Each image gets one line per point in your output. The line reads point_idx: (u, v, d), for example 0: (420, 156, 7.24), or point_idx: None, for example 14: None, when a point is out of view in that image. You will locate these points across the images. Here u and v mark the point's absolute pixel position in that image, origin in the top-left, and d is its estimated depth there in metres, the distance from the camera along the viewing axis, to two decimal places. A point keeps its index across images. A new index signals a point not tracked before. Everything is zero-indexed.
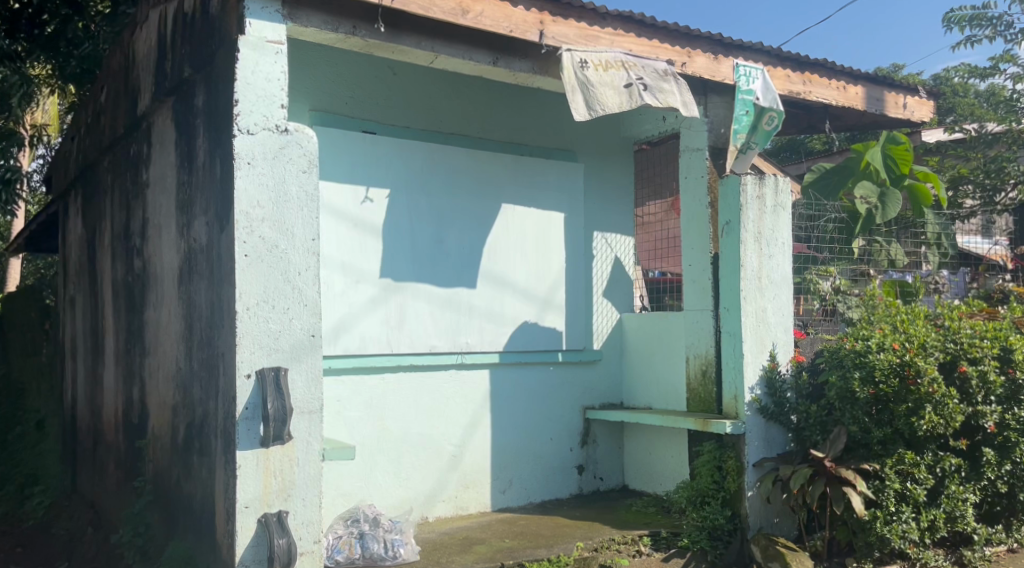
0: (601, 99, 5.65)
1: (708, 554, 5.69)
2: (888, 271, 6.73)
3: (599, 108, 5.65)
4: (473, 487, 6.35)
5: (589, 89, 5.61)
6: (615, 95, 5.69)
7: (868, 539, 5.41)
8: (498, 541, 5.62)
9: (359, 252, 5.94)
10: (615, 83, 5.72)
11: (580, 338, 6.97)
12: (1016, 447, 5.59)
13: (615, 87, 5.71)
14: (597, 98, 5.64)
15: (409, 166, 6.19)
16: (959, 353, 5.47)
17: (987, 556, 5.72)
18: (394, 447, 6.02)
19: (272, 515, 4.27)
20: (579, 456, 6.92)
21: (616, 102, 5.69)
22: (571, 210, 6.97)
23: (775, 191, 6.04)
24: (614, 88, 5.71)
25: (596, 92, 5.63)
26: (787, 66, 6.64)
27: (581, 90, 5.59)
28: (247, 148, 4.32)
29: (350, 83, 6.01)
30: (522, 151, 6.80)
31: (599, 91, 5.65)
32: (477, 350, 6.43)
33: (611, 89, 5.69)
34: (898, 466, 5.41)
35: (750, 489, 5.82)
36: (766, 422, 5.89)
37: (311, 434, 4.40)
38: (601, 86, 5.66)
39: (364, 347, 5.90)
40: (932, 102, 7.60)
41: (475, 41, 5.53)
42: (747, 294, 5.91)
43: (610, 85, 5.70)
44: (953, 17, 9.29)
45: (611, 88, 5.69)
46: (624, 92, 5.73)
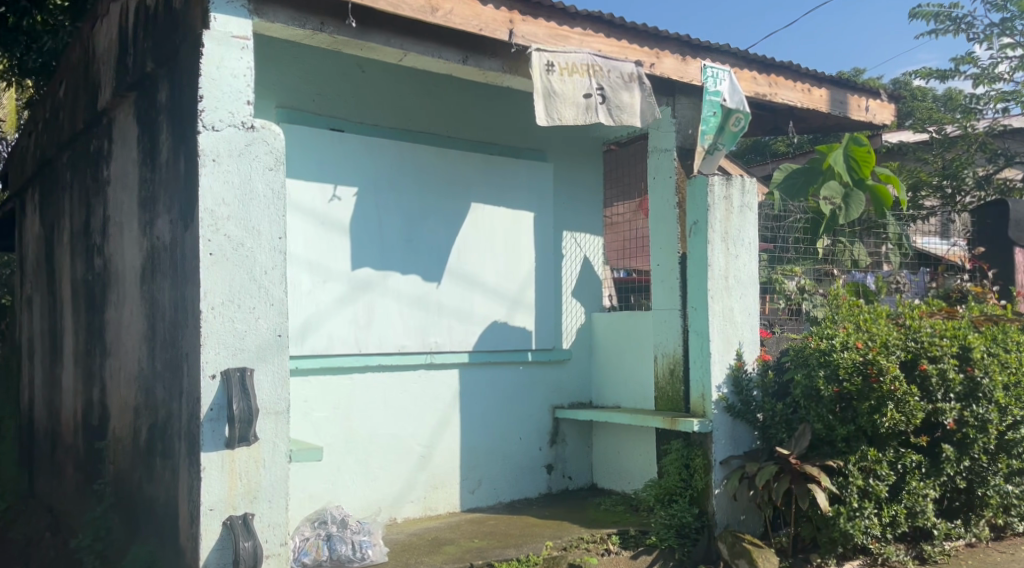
0: (560, 108, 5.71)
1: (676, 552, 5.74)
2: (852, 272, 6.82)
3: (557, 117, 5.70)
4: (443, 488, 6.33)
5: (551, 96, 5.66)
6: (572, 107, 5.75)
7: (831, 535, 5.47)
8: (468, 541, 5.61)
9: (326, 251, 5.90)
10: (576, 93, 5.76)
11: (550, 337, 6.98)
12: (975, 443, 5.67)
13: (575, 98, 5.76)
14: (557, 106, 5.70)
15: (377, 165, 6.16)
16: (920, 352, 5.54)
17: (947, 551, 5.78)
18: (362, 447, 5.98)
19: (238, 518, 4.23)
20: (548, 455, 6.93)
21: (573, 114, 5.77)
22: (540, 210, 6.98)
23: (741, 192, 6.08)
24: (575, 99, 5.76)
25: (556, 104, 5.69)
26: (753, 68, 6.71)
27: (543, 97, 5.63)
28: (212, 144, 4.28)
29: (317, 80, 5.96)
30: (491, 150, 6.79)
31: (560, 99, 5.70)
32: (446, 350, 6.42)
33: (571, 97, 5.74)
34: (860, 462, 5.48)
35: (717, 487, 5.86)
36: (733, 420, 5.93)
37: (278, 435, 4.36)
38: (562, 94, 5.71)
39: (331, 347, 5.87)
40: (893, 105, 7.70)
41: (444, 39, 5.52)
42: (714, 293, 5.95)
43: (571, 95, 5.74)
44: (918, 14, 9.45)
45: (571, 98, 5.74)
46: (583, 104, 5.79)
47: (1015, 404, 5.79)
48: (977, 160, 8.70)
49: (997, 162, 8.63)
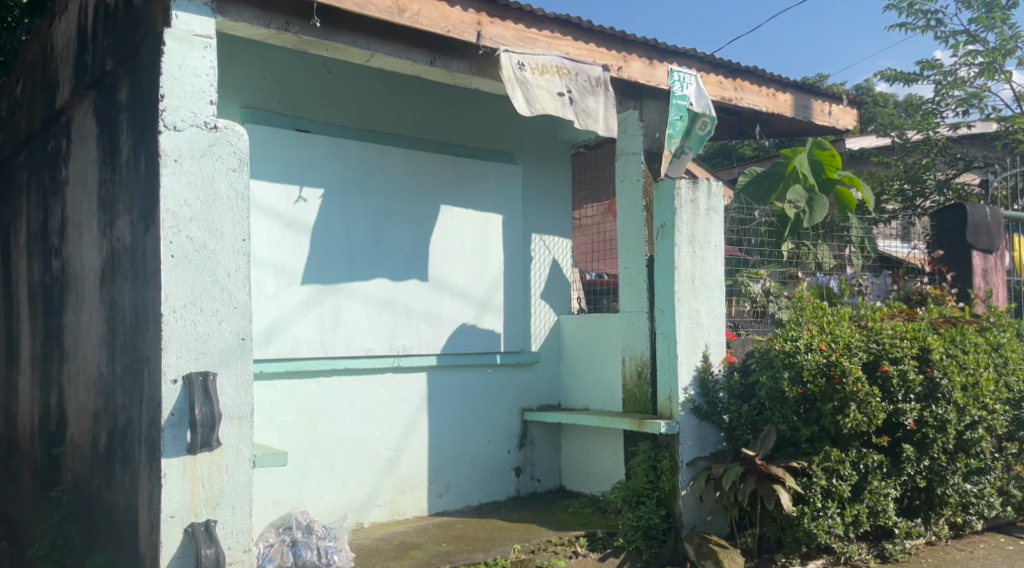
0: (540, 98, 5.73)
1: (643, 553, 5.76)
2: (816, 274, 6.84)
3: (539, 107, 5.73)
4: (410, 491, 6.30)
5: (528, 89, 5.68)
6: (550, 99, 5.77)
7: (796, 535, 5.51)
8: (435, 546, 5.59)
9: (291, 253, 5.85)
10: (550, 88, 5.78)
11: (518, 340, 6.97)
12: (935, 443, 5.72)
13: (550, 93, 5.78)
14: (536, 97, 5.72)
15: (343, 167, 6.12)
16: (881, 353, 5.60)
17: (908, 550, 5.82)
18: (328, 452, 5.93)
19: (200, 525, 4.17)
20: (517, 458, 6.92)
21: (552, 106, 5.79)
22: (509, 212, 6.97)
23: (708, 195, 6.11)
24: (549, 94, 5.78)
25: (534, 92, 5.71)
26: (719, 72, 6.76)
27: (521, 89, 5.65)
28: (173, 145, 4.22)
29: (282, 80, 5.91)
30: (459, 152, 6.77)
31: (537, 91, 5.73)
32: (414, 354, 6.39)
33: (546, 91, 5.76)
34: (824, 463, 5.51)
35: (683, 488, 5.88)
36: (699, 422, 5.96)
37: (241, 440, 4.31)
38: (538, 87, 5.74)
39: (297, 350, 5.82)
40: (855, 111, 7.77)
41: (412, 40, 5.50)
42: (681, 295, 5.97)
43: (546, 89, 5.76)
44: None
45: (547, 92, 5.77)
46: (557, 102, 5.81)
47: (973, 404, 5.84)
48: (938, 165, 8.87)
49: (957, 165, 8.78)
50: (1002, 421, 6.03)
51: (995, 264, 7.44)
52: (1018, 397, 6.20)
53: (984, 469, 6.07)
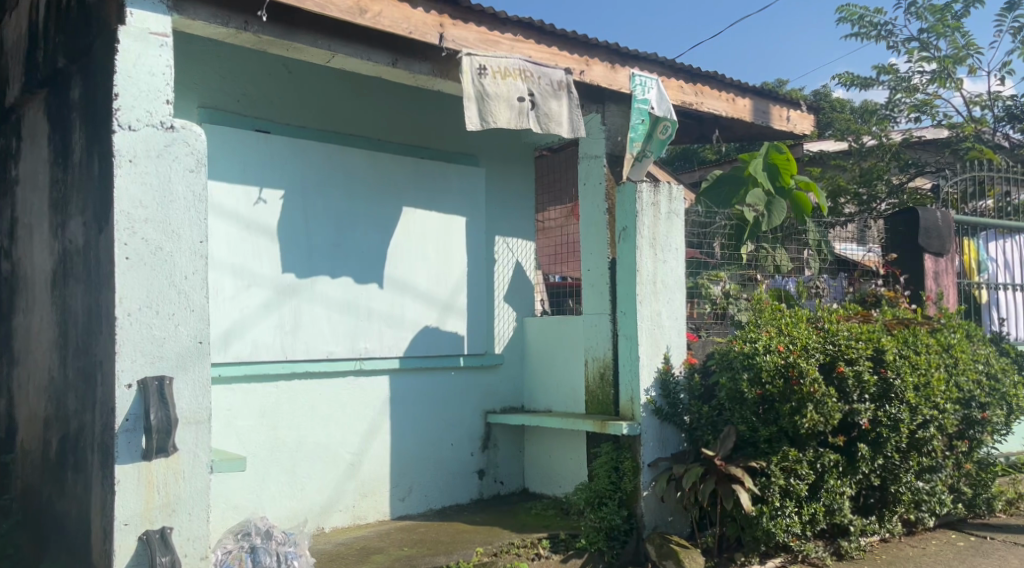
0: (494, 110, 5.75)
1: (605, 554, 5.77)
2: (774, 277, 6.94)
3: (493, 120, 5.75)
4: (372, 496, 6.25)
5: (485, 100, 5.70)
6: (507, 109, 5.79)
7: (755, 534, 5.56)
8: (397, 550, 5.56)
9: (250, 255, 5.78)
10: (510, 95, 5.80)
11: (481, 342, 6.97)
12: (889, 442, 5.77)
13: (510, 99, 5.80)
14: (492, 108, 5.73)
15: (303, 169, 6.06)
16: (837, 355, 5.69)
17: (863, 547, 5.90)
18: (288, 456, 5.87)
19: (155, 532, 4.10)
20: (480, 460, 6.90)
21: (507, 117, 5.81)
22: (472, 214, 6.96)
23: (669, 199, 6.15)
24: (509, 100, 5.80)
25: (490, 103, 5.73)
26: (680, 76, 6.81)
27: (477, 101, 5.67)
28: (128, 144, 4.15)
29: (241, 80, 5.84)
30: (422, 154, 6.75)
31: (494, 102, 5.74)
32: (376, 356, 6.35)
33: (506, 99, 5.78)
34: (782, 462, 5.57)
35: (645, 489, 5.91)
36: (661, 423, 5.99)
37: (198, 445, 4.26)
38: (497, 96, 5.75)
39: (256, 354, 5.76)
40: (812, 116, 7.90)
41: (373, 42, 5.48)
42: (642, 297, 6.00)
43: (505, 97, 5.78)
44: (845, 14, 9.78)
45: (505, 100, 5.78)
46: (515, 108, 5.84)
47: (925, 404, 5.87)
48: (892, 170, 9.07)
49: (909, 171, 9.04)
50: (952, 419, 6.05)
51: (945, 267, 7.44)
52: (968, 397, 6.21)
53: (935, 467, 6.13)
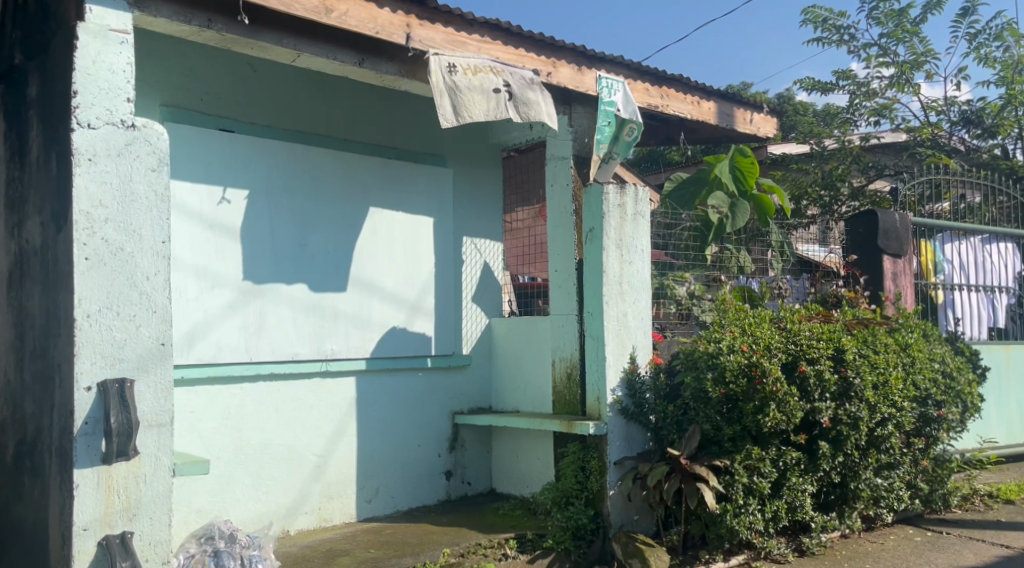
0: (468, 103, 5.72)
1: (572, 553, 5.78)
2: (738, 277, 7.00)
3: (468, 114, 5.72)
4: (338, 498, 6.21)
5: (457, 94, 5.68)
6: (482, 101, 5.76)
7: (719, 532, 5.60)
8: (363, 552, 5.54)
9: (214, 255, 5.73)
10: (484, 87, 5.78)
11: (448, 343, 6.95)
12: (849, 440, 5.85)
13: (484, 92, 5.77)
14: (466, 102, 5.70)
15: (269, 168, 6.01)
16: (799, 354, 5.76)
17: (824, 542, 5.97)
18: (252, 458, 5.82)
19: (115, 537, 4.04)
20: (447, 461, 6.89)
21: (484, 109, 5.77)
22: (439, 214, 6.94)
23: (635, 200, 6.18)
24: (483, 94, 5.77)
25: (463, 97, 5.69)
26: (646, 79, 6.86)
27: (449, 95, 5.64)
28: (88, 143, 4.08)
29: (204, 78, 5.78)
30: (388, 154, 6.72)
31: (467, 94, 5.71)
32: (342, 358, 6.31)
33: (479, 93, 5.75)
34: (745, 461, 5.63)
35: (611, 488, 5.92)
36: (627, 422, 6.02)
37: (160, 448, 4.20)
38: (469, 88, 5.72)
39: (220, 355, 5.70)
40: (775, 119, 7.99)
41: (338, 41, 5.45)
42: (609, 297, 6.02)
43: (478, 89, 5.75)
44: (810, 15, 9.91)
45: (479, 91, 5.76)
46: (492, 99, 5.80)
47: (883, 402, 5.97)
48: (852, 172, 9.24)
49: (869, 173, 9.21)
50: (910, 417, 6.17)
51: (904, 268, 7.52)
52: (925, 395, 6.31)
53: (893, 463, 6.22)
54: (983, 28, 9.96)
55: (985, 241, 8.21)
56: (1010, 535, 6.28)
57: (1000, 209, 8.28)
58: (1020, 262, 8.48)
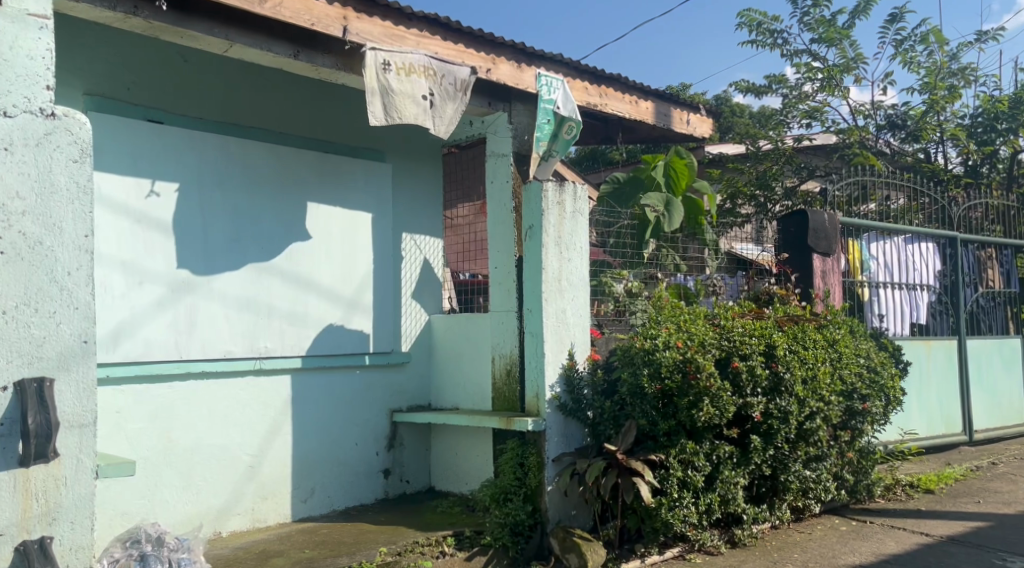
0: (400, 105, 5.68)
1: (510, 550, 5.75)
2: (675, 275, 7.04)
3: (398, 116, 5.69)
4: (272, 498, 6.09)
5: (389, 95, 5.63)
6: (411, 106, 5.72)
7: (654, 525, 5.64)
8: (299, 553, 5.45)
9: (142, 250, 5.56)
10: (414, 92, 5.73)
11: (387, 341, 6.86)
12: (779, 434, 5.94)
13: (413, 97, 5.73)
14: (397, 104, 5.66)
15: (200, 161, 5.87)
16: (732, 350, 5.84)
17: (755, 534, 6.04)
18: (182, 459, 5.67)
19: (33, 542, 3.90)
20: (385, 459, 6.79)
21: (412, 113, 5.74)
22: (378, 210, 6.85)
23: (574, 197, 6.17)
24: (412, 99, 5.73)
25: (396, 98, 5.65)
26: (585, 78, 6.88)
27: (381, 96, 5.59)
28: (4, 132, 3.92)
29: (131, 67, 5.60)
30: (325, 148, 6.61)
31: (399, 97, 5.67)
32: (277, 356, 6.19)
33: (409, 97, 5.70)
34: (680, 455, 5.67)
35: (549, 483, 5.91)
36: (565, 417, 6.01)
37: (82, 450, 4.05)
38: (401, 91, 5.67)
39: (148, 353, 5.54)
40: (711, 120, 8.08)
41: (272, 32, 5.35)
42: (548, 295, 6.00)
43: (409, 93, 5.71)
44: (745, 19, 10.04)
45: (409, 96, 5.71)
46: (420, 105, 5.77)
47: (812, 396, 6.09)
48: (784, 173, 9.47)
49: (802, 174, 9.54)
50: (837, 411, 6.29)
51: (833, 266, 7.64)
52: (850, 389, 6.46)
53: (821, 455, 6.32)
54: (909, 34, 10.24)
55: (908, 241, 8.43)
56: (931, 524, 6.44)
57: (923, 210, 8.51)
58: (940, 262, 8.69)
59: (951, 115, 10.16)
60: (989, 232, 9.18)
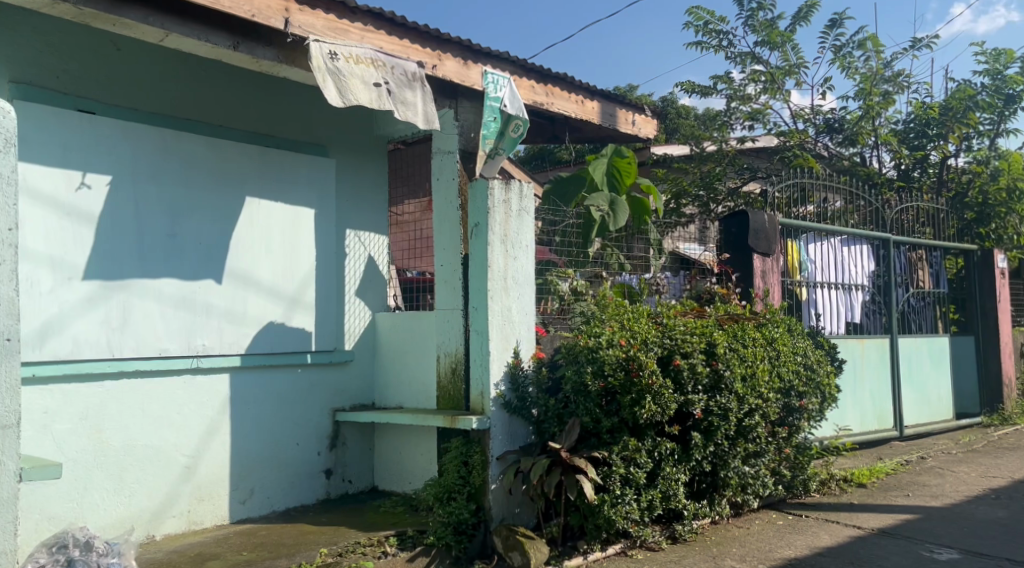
0: (353, 89, 5.52)
1: (452, 549, 5.68)
2: (620, 274, 7.03)
3: (352, 98, 5.52)
4: (209, 499, 5.94)
5: (340, 77, 5.48)
6: (364, 91, 5.57)
7: (597, 522, 5.61)
8: (235, 555, 5.34)
9: (72, 245, 5.39)
10: (364, 79, 5.60)
11: (330, 339, 6.74)
12: (719, 431, 5.99)
13: (366, 82, 5.61)
14: (349, 87, 5.51)
15: (135, 153, 5.70)
16: (674, 348, 5.87)
17: (695, 529, 6.07)
18: (113, 461, 5.51)
19: None
20: (327, 460, 6.67)
21: (365, 98, 5.58)
22: (321, 207, 6.72)
23: (520, 196, 6.13)
24: (365, 83, 5.60)
25: (347, 81, 5.50)
26: (531, 77, 6.87)
27: (332, 77, 5.43)
28: None
29: (62, 54, 5.43)
30: (267, 142, 6.47)
31: (350, 81, 5.53)
32: (215, 354, 6.04)
33: (359, 84, 5.57)
34: (623, 451, 5.68)
35: (493, 482, 5.83)
36: (509, 416, 5.95)
37: (4, 452, 3.88)
38: (352, 76, 5.55)
39: (78, 352, 5.37)
40: (656, 121, 8.13)
41: (211, 22, 5.22)
42: (493, 293, 5.95)
43: (361, 78, 5.59)
44: (693, 17, 10.11)
45: (361, 82, 5.58)
46: (372, 92, 5.63)
47: (751, 393, 6.15)
48: (730, 173, 9.58)
49: (744, 174, 9.65)
50: (775, 407, 6.36)
51: (772, 266, 7.74)
52: (788, 386, 6.54)
53: (759, 451, 6.40)
54: (847, 40, 10.43)
55: (844, 242, 8.58)
56: (863, 517, 6.56)
57: (858, 214, 8.67)
58: (874, 263, 8.86)
59: (885, 120, 10.37)
60: (920, 234, 9.40)
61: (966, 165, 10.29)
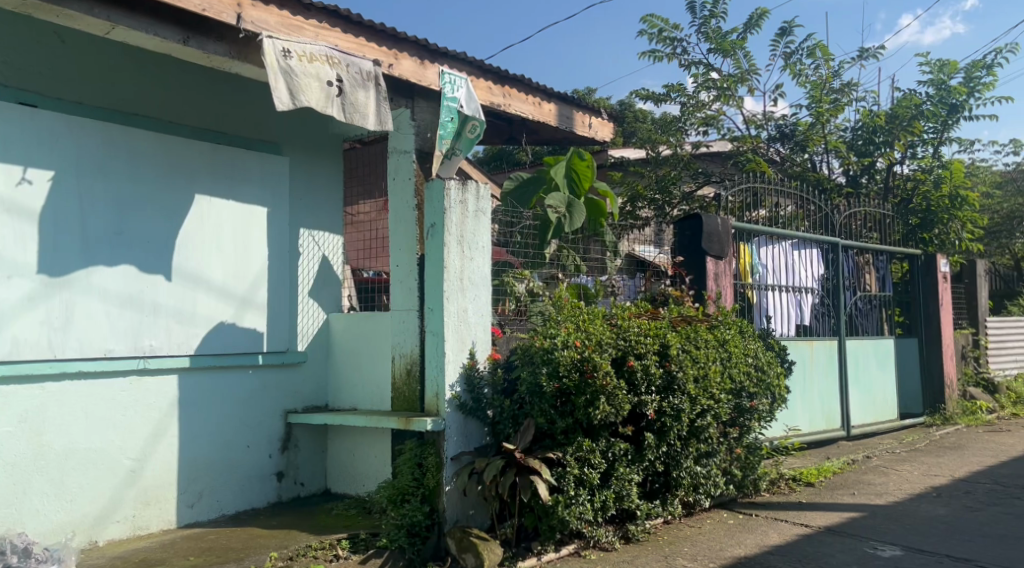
0: (306, 90, 5.45)
1: (406, 552, 5.61)
2: (577, 275, 7.03)
3: (303, 99, 5.44)
4: (155, 504, 5.82)
5: (292, 78, 5.40)
6: (316, 92, 5.50)
7: (550, 523, 5.62)
8: (180, 560, 5.24)
9: (13, 243, 5.26)
10: (316, 78, 5.52)
11: (282, 340, 6.64)
12: (672, 431, 6.04)
13: (319, 82, 5.53)
14: (301, 88, 5.43)
15: (80, 148, 5.57)
16: (629, 349, 5.90)
17: (647, 529, 6.11)
18: (55, 464, 5.37)
19: None
20: (279, 462, 6.57)
21: (317, 100, 5.51)
22: (274, 205, 6.62)
23: (476, 196, 6.11)
24: (318, 83, 5.53)
25: (299, 82, 5.42)
26: (488, 77, 6.87)
27: (284, 78, 5.35)
28: None
29: (3, 45, 5.30)
30: (218, 139, 6.36)
31: (303, 81, 5.45)
32: (162, 355, 5.92)
33: (312, 84, 5.49)
34: (577, 452, 5.70)
35: (448, 483, 5.78)
36: (464, 417, 5.92)
37: None
38: (305, 76, 5.47)
39: (17, 351, 5.24)
40: (613, 124, 8.17)
41: (160, 15, 5.12)
42: (448, 294, 5.92)
43: (314, 78, 5.51)
44: (647, 25, 10.19)
45: (313, 82, 5.50)
46: (324, 92, 5.55)
47: (703, 394, 6.21)
48: (685, 178, 9.68)
49: (699, 179, 9.75)
50: (726, 408, 6.43)
51: (725, 269, 7.82)
52: (739, 387, 6.61)
53: (711, 451, 6.46)
54: (798, 48, 10.60)
55: (795, 246, 8.71)
56: (810, 515, 6.66)
57: (808, 218, 8.79)
58: (823, 266, 9.01)
59: (834, 128, 10.56)
60: (867, 239, 9.58)
61: (911, 172, 10.50)
